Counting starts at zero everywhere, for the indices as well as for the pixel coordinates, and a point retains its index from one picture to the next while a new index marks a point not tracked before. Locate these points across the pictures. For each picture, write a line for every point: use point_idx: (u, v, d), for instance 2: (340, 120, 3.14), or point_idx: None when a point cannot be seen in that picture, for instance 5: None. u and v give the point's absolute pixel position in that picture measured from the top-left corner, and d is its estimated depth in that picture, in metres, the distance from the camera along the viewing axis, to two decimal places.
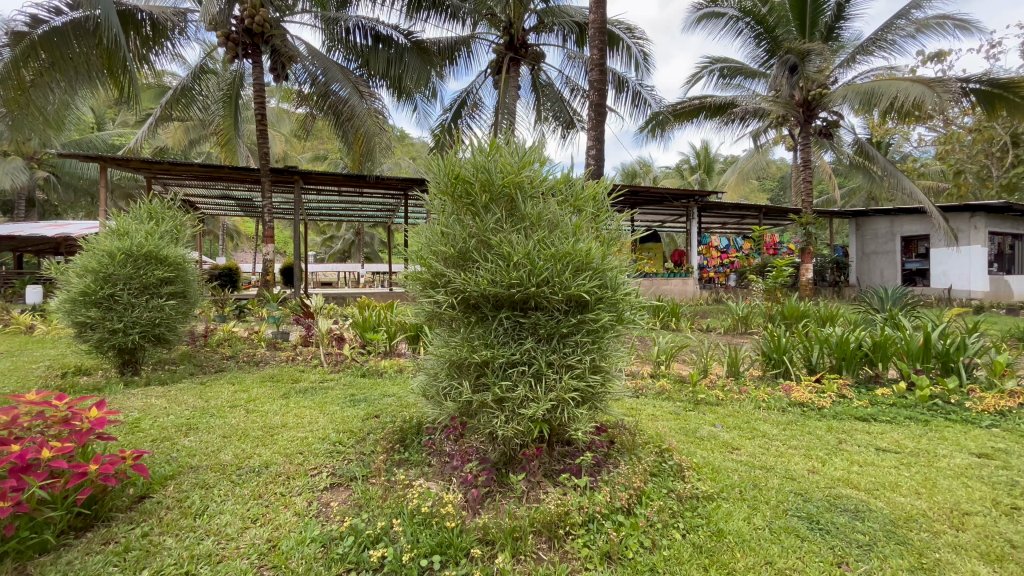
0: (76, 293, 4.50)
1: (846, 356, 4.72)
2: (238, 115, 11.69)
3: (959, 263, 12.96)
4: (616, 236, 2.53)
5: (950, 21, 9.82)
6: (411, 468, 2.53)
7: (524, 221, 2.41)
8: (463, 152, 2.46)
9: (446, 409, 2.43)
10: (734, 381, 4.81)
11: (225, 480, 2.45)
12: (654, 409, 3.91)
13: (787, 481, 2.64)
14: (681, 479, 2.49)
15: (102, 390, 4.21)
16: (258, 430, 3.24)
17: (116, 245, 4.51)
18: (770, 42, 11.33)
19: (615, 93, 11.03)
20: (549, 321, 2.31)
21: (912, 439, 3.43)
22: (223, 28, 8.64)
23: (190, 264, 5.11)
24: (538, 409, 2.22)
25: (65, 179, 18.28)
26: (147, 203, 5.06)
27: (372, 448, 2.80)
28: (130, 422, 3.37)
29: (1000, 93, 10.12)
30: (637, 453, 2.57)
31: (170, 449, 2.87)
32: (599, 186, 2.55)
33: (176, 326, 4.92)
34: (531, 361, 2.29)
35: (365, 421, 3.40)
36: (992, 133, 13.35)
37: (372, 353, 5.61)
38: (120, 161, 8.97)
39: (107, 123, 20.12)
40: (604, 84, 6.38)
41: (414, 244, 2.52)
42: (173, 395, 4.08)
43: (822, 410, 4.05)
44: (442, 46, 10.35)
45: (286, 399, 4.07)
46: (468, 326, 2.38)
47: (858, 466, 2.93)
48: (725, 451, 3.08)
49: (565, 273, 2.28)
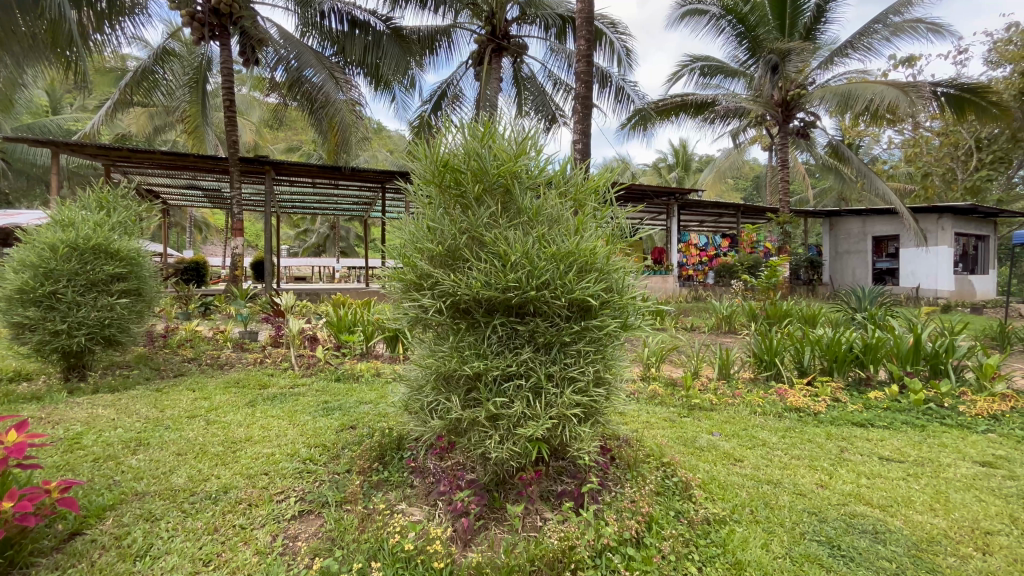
0: (12, 290, 4.04)
1: (837, 359, 4.62)
2: (204, 101, 11.07)
3: (928, 263, 13.31)
4: (619, 234, 2.30)
5: (924, 24, 9.93)
6: (390, 491, 2.28)
7: (521, 215, 2.17)
8: (452, 137, 2.16)
9: (431, 426, 2.16)
10: (726, 385, 4.67)
11: (175, 511, 2.13)
12: (648, 417, 3.71)
13: (798, 498, 2.47)
14: (689, 498, 2.29)
15: (42, 399, 3.76)
16: (218, 445, 2.91)
17: (59, 238, 4.06)
18: (750, 41, 11.15)
19: (598, 88, 10.81)
20: (549, 328, 2.06)
21: (913, 446, 3.31)
22: (188, 8, 8.12)
23: (146, 259, 4.68)
24: (536, 428, 1.98)
25: (16, 165, 17.14)
26: (97, 191, 4.60)
27: (346, 467, 2.52)
28: (69, 437, 2.99)
29: (971, 98, 10.25)
30: (639, 470, 2.39)
31: (114, 471, 2.53)
32: (602, 179, 2.31)
33: (129, 327, 4.49)
34: (528, 373, 2.04)
35: (340, 433, 3.11)
36: (958, 137, 13.71)
37: (348, 355, 5.26)
38: (74, 147, 8.29)
39: (64, 108, 18.97)
40: (591, 76, 6.12)
41: (396, 240, 2.25)
42: (124, 405, 3.67)
43: (818, 415, 3.92)
44: (422, 36, 9.94)
45: (252, 407, 3.72)
46: (457, 333, 2.12)
47: (867, 478, 2.78)
48: (728, 463, 2.90)
49: (568, 274, 2.04)
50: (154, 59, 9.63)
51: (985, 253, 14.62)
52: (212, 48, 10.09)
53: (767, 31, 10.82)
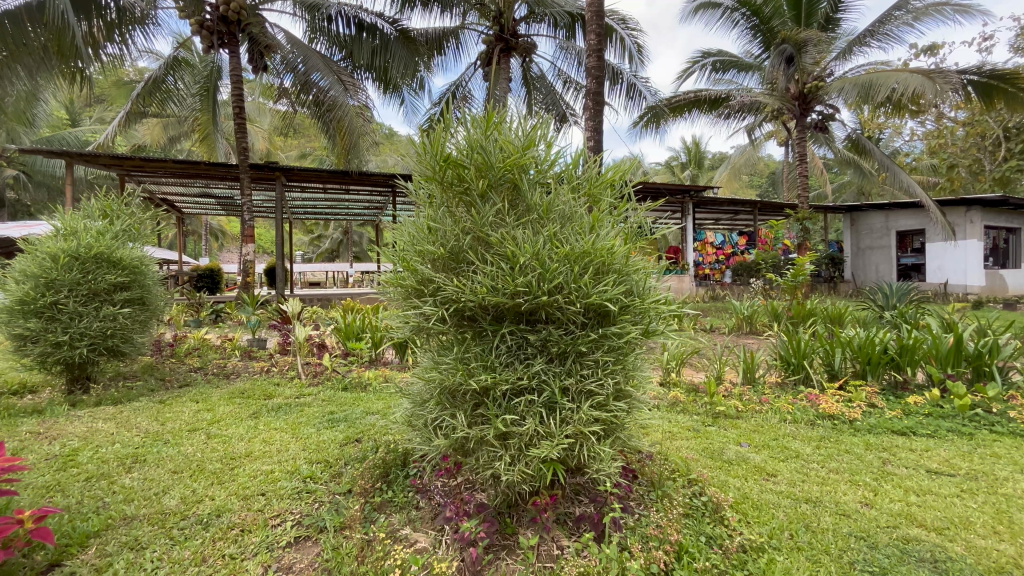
0: (14, 301, 3.98)
1: (871, 361, 4.34)
2: (215, 108, 11.10)
3: (956, 258, 12.79)
4: (639, 231, 2.09)
5: (951, 6, 9.46)
6: (394, 514, 2.11)
7: (530, 213, 1.98)
8: (455, 131, 1.98)
9: (435, 446, 1.97)
10: (752, 390, 4.42)
11: (163, 538, 1.99)
12: (670, 426, 3.49)
13: (841, 520, 2.23)
14: (722, 523, 2.07)
15: (43, 413, 3.67)
16: (216, 462, 2.76)
17: (60, 247, 3.98)
18: (766, 33, 10.81)
19: (609, 85, 10.57)
20: (563, 337, 1.87)
21: (963, 457, 3.03)
22: (196, 17, 8.11)
23: (150, 267, 4.59)
24: (551, 448, 1.78)
25: (36, 177, 17.50)
26: (101, 199, 4.53)
27: (348, 488, 2.34)
28: (65, 454, 2.88)
29: (999, 84, 9.74)
30: (665, 488, 2.19)
31: (104, 491, 2.40)
32: (618, 172, 2.10)
33: (133, 337, 4.39)
34: (541, 387, 1.86)
35: (343, 447, 2.95)
36: (985, 126, 13.14)
37: (356, 363, 5.08)
38: (88, 157, 8.32)
39: (83, 120, 19.31)
40: (602, 71, 5.89)
41: (395, 242, 2.07)
42: (125, 418, 3.55)
43: (854, 423, 3.63)
44: (430, 37, 9.81)
45: (255, 419, 3.58)
46: (462, 344, 1.94)
47: (917, 495, 2.51)
48: (761, 479, 2.67)
49: (583, 277, 1.84)
50: (165, 68, 9.64)
51: (1017, 247, 13.94)
52: (221, 56, 10.08)
53: (782, 22, 10.48)
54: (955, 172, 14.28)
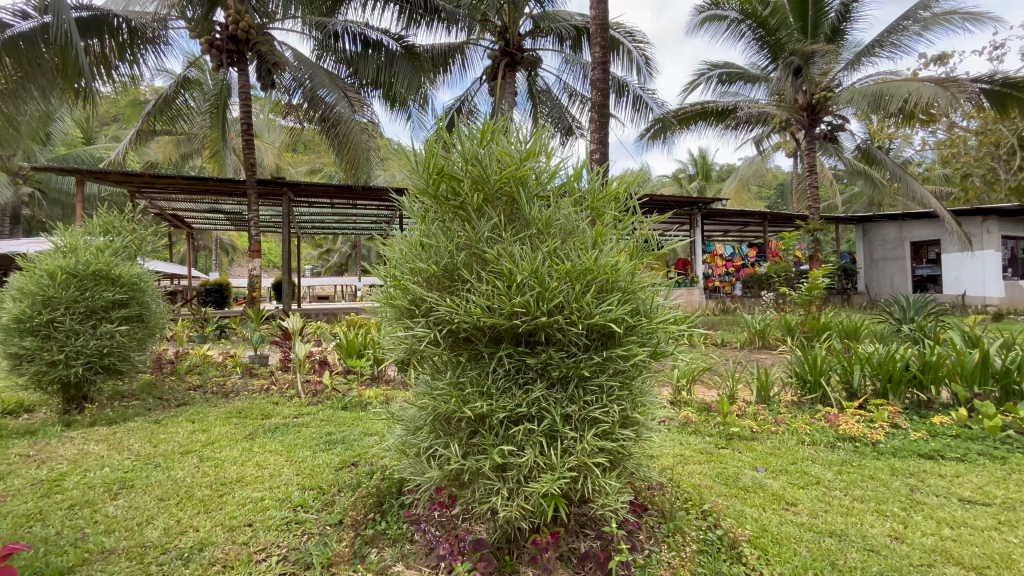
0: (10, 320, 3.94)
1: (892, 378, 4.12)
2: (224, 125, 11.22)
3: (972, 269, 12.43)
4: (643, 246, 1.97)
5: (960, 15, 9.32)
6: (387, 547, 1.98)
7: (529, 227, 1.87)
8: (450, 141, 1.88)
9: (429, 476, 1.84)
10: (767, 409, 4.23)
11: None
12: (681, 450, 3.32)
13: (869, 558, 2.05)
14: (741, 564, 1.92)
15: (36, 434, 3.60)
16: (206, 488, 2.64)
17: (58, 265, 3.95)
18: (772, 44, 10.74)
19: (615, 98, 10.54)
20: (564, 360, 1.74)
21: (998, 484, 2.83)
22: (206, 36, 8.19)
23: (151, 283, 4.54)
24: (552, 483, 1.65)
25: (51, 194, 17.77)
26: (103, 215, 4.49)
27: (338, 519, 2.21)
28: (51, 479, 2.78)
29: (1013, 93, 9.53)
30: (677, 521, 2.05)
31: (87, 521, 2.29)
32: (621, 183, 1.98)
33: (131, 355, 4.30)
34: (541, 415, 1.73)
35: (338, 472, 2.83)
36: (999, 135, 12.90)
37: (356, 380, 4.99)
38: (98, 174, 8.39)
39: (97, 138, 19.64)
40: (607, 83, 5.79)
41: (387, 258, 1.97)
42: (117, 440, 3.45)
43: (877, 445, 3.43)
44: (435, 53, 9.86)
45: (250, 441, 3.47)
46: (457, 367, 1.83)
47: (950, 528, 2.33)
48: (779, 508, 2.50)
49: (584, 296, 1.73)
50: (175, 87, 9.76)
51: None
52: (230, 74, 10.20)
53: (788, 34, 10.43)
54: (970, 181, 13.99)
